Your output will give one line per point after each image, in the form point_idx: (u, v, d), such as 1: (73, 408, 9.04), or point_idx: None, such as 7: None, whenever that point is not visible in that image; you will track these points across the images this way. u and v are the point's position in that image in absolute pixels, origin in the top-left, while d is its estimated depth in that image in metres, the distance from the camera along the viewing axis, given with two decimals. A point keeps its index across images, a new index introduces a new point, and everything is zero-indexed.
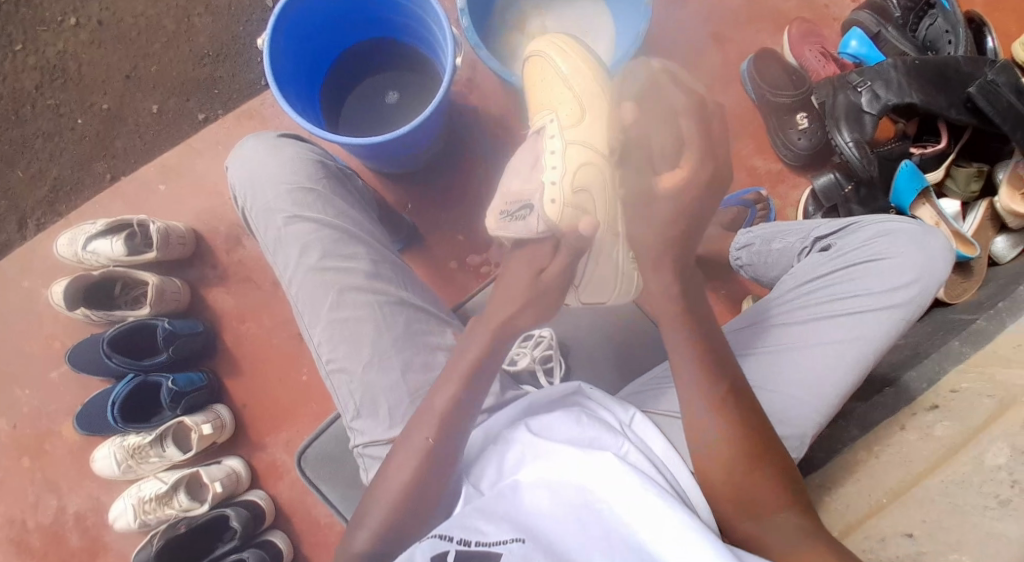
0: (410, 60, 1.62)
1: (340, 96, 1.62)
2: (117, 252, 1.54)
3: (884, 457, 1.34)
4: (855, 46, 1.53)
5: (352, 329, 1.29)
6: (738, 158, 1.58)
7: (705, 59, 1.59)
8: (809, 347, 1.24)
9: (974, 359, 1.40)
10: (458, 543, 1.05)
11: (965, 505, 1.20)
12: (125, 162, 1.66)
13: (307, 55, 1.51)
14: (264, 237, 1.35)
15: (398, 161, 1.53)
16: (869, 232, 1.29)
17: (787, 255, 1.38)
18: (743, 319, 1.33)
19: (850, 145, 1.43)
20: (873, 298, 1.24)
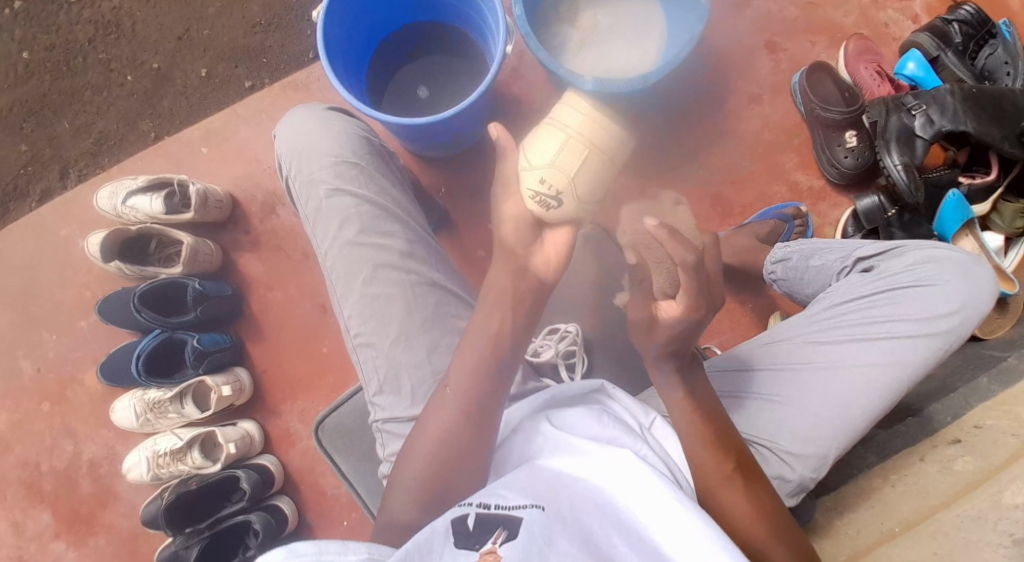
0: (458, 47, 1.62)
1: (384, 78, 1.62)
2: (155, 210, 1.55)
3: (900, 486, 1.32)
4: (912, 68, 1.51)
5: (382, 306, 1.30)
6: (780, 171, 1.56)
7: (757, 68, 1.57)
8: (841, 367, 1.22)
9: (1002, 397, 1.37)
10: (478, 507, 1.04)
11: (976, 540, 1.17)
12: (170, 123, 1.68)
13: (357, 30, 1.51)
14: (305, 207, 1.37)
15: (436, 142, 1.53)
16: (915, 257, 1.28)
17: (826, 274, 1.36)
18: (773, 335, 1.31)
19: (899, 168, 1.42)
20: (911, 325, 1.23)
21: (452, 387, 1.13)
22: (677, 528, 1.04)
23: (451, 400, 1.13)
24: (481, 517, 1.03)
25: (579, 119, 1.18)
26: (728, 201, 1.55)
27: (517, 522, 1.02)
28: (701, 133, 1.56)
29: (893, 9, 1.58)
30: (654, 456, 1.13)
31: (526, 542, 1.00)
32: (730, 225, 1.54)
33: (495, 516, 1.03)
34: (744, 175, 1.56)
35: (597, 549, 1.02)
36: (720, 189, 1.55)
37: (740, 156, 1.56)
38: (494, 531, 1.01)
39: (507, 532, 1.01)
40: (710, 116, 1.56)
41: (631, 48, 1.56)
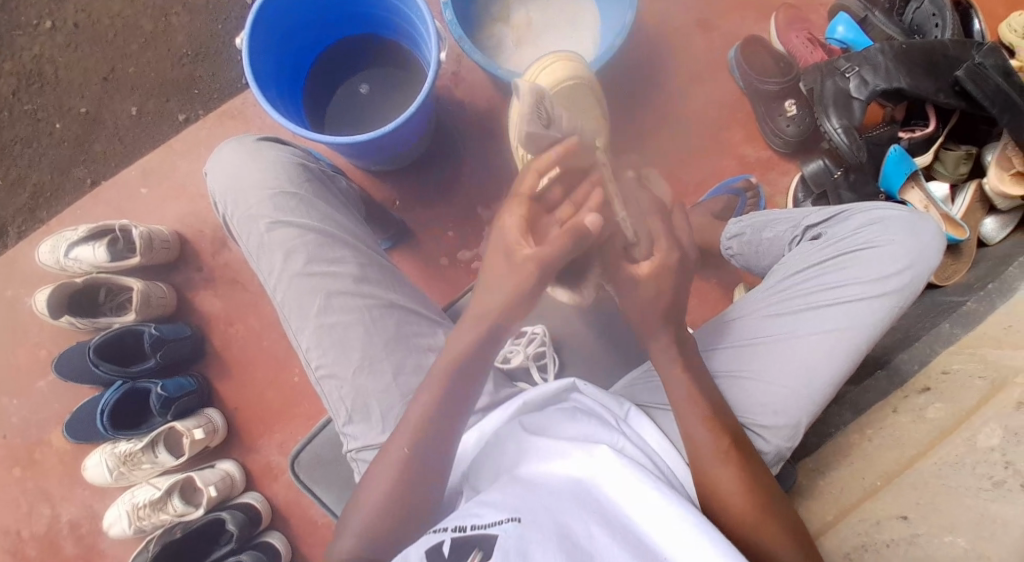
0: (391, 55, 1.59)
1: (321, 93, 1.59)
2: (99, 258, 1.53)
3: (877, 440, 1.35)
4: (842, 31, 1.51)
5: (336, 332, 1.29)
6: (728, 146, 1.56)
7: (693, 46, 1.57)
8: (801, 337, 1.23)
9: (965, 341, 1.40)
10: (454, 531, 1.06)
11: (957, 488, 1.20)
12: (105, 166, 1.63)
13: (283, 52, 1.47)
14: (247, 242, 1.35)
15: (384, 159, 1.53)
16: (861, 220, 1.29)
17: (778, 245, 1.37)
18: (738, 309, 1.31)
19: (839, 131, 1.42)
20: (865, 287, 1.24)
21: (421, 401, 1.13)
22: (652, 520, 1.07)
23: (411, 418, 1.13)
24: (457, 541, 1.05)
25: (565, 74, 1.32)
26: (680, 181, 1.55)
27: (493, 541, 1.03)
28: (644, 117, 1.56)
29: None
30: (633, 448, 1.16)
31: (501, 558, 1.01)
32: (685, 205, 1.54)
33: (470, 537, 1.05)
34: (694, 155, 1.56)
35: (575, 545, 1.03)
36: (672, 170, 1.56)
37: (687, 137, 1.56)
38: (470, 554, 1.03)
39: (482, 553, 1.02)
40: (653, 99, 1.57)
41: (566, 39, 1.55)
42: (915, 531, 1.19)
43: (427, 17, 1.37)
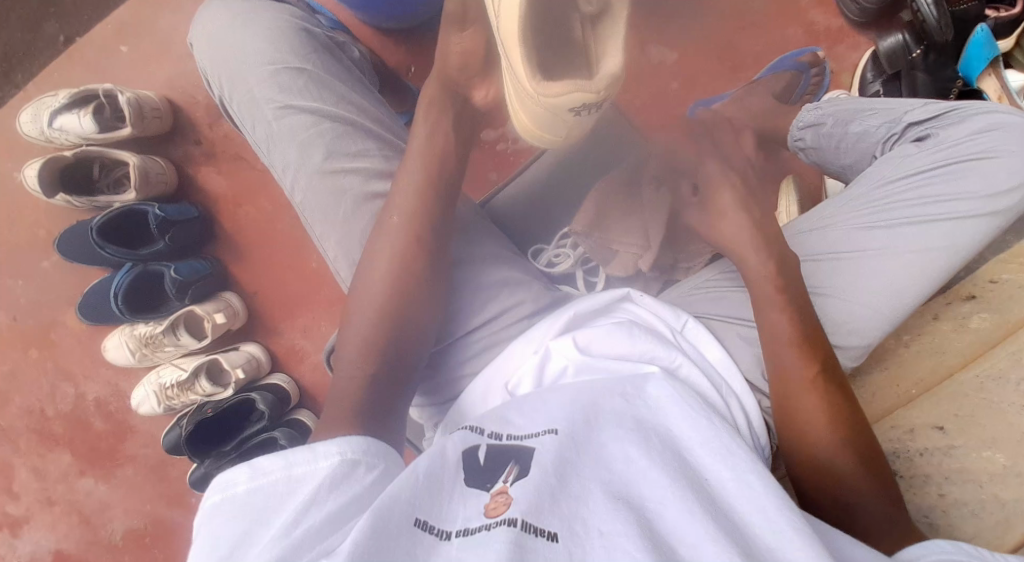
0: None
1: None
2: (87, 130, 1.38)
3: (915, 346, 1.31)
4: None
5: (352, 232, 1.19)
6: (795, 12, 1.41)
7: None
8: (890, 252, 1.14)
9: (1016, 250, 1.38)
10: (490, 437, 0.97)
11: (1002, 402, 1.21)
12: (78, 21, 1.45)
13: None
14: (255, 133, 1.23)
15: (400, 12, 1.35)
16: (978, 122, 1.15)
17: (867, 141, 1.24)
18: (823, 217, 1.20)
19: (928, 2, 1.28)
20: (971, 203, 1.13)
21: (401, 210, 1.15)
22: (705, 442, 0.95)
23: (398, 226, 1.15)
24: (492, 449, 0.96)
25: None
26: (737, 50, 1.41)
27: (529, 455, 0.94)
28: None
29: None
30: (692, 366, 1.10)
31: (539, 475, 0.91)
32: (740, 81, 1.41)
33: (507, 450, 0.96)
34: (756, 20, 1.41)
35: (614, 473, 0.92)
36: (723, 36, 1.41)
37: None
38: (505, 467, 0.94)
39: (518, 467, 0.93)
40: None
41: None
42: (952, 443, 1.19)
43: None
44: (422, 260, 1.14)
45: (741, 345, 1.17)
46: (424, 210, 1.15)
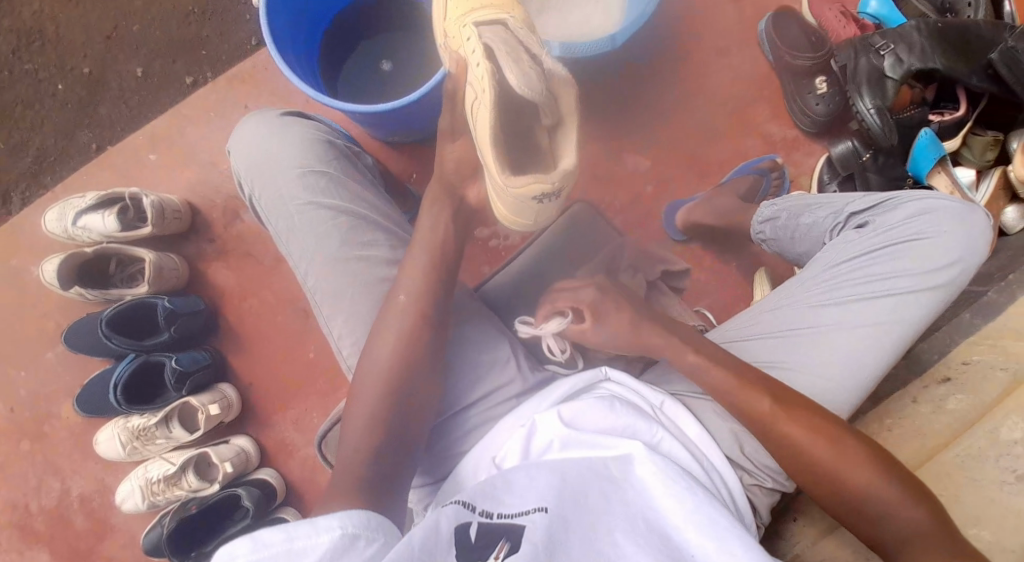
0: (404, 22, 1.53)
1: (334, 60, 1.53)
2: (109, 229, 1.47)
3: (896, 430, 1.35)
4: (875, 6, 1.52)
5: (360, 312, 1.25)
6: (749, 124, 1.55)
7: (722, 17, 1.55)
8: (846, 328, 1.21)
9: (984, 331, 1.38)
10: (480, 515, 1.02)
11: (981, 480, 1.25)
12: (111, 130, 1.61)
13: (302, 12, 1.43)
14: (277, 226, 1.29)
15: (402, 127, 1.48)
16: (912, 209, 1.26)
17: (817, 231, 1.33)
18: (779, 298, 1.26)
19: (871, 112, 1.41)
20: (915, 280, 1.22)
21: (407, 292, 1.17)
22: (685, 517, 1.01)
23: (402, 308, 1.16)
24: (484, 527, 1.01)
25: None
26: (702, 157, 1.54)
27: (520, 532, 0.99)
28: (663, 93, 1.55)
29: None
30: (672, 440, 1.13)
31: (530, 551, 0.97)
32: (706, 185, 1.53)
33: (497, 526, 1.01)
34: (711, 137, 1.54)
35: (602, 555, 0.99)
36: (689, 147, 1.54)
37: (706, 116, 1.54)
38: (496, 543, 0.99)
39: (509, 544, 0.98)
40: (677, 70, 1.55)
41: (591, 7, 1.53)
42: None
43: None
44: (427, 334, 1.16)
45: (715, 420, 1.19)
46: (431, 289, 1.18)
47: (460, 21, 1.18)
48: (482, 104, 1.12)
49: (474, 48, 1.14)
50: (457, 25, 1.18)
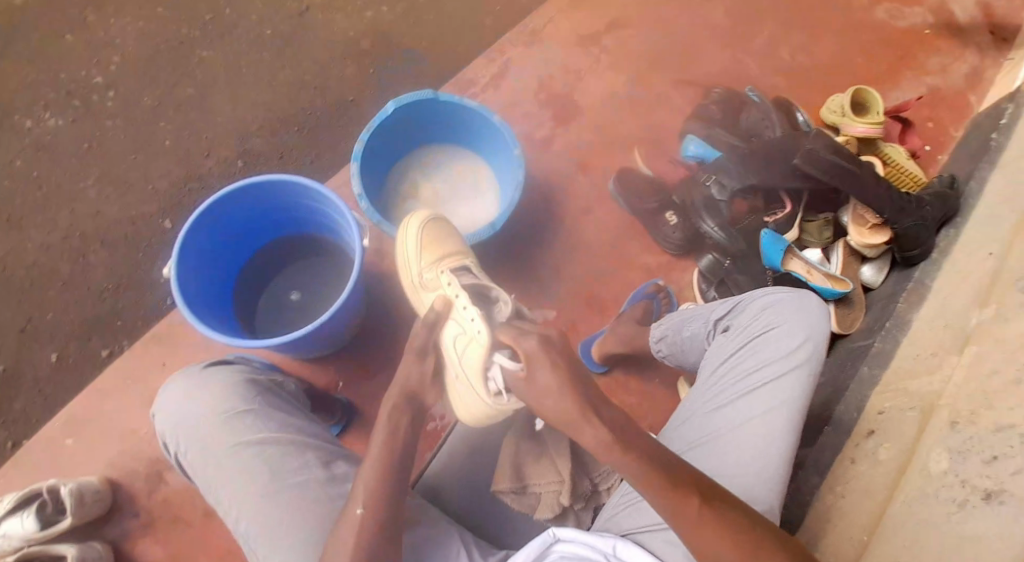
0: (308, 248, 1.71)
1: (250, 298, 1.67)
2: (28, 530, 1.46)
3: (847, 494, 1.40)
4: (694, 149, 1.69)
5: (302, 537, 1.23)
6: (632, 262, 1.71)
7: (576, 186, 1.74)
8: (740, 426, 1.28)
9: (886, 380, 1.50)
10: None
11: (930, 517, 1.26)
12: (25, 427, 1.65)
13: (212, 271, 1.56)
14: (205, 472, 1.30)
15: (323, 346, 1.59)
16: (756, 307, 1.37)
17: (698, 341, 1.44)
18: (686, 414, 1.36)
19: (716, 229, 1.61)
20: (779, 367, 1.30)
21: (364, 501, 1.18)
22: None
23: (349, 532, 1.16)
24: None
25: (427, 255, 1.44)
26: (602, 299, 1.68)
27: None
28: (548, 256, 1.69)
29: (660, 111, 1.80)
30: None
31: None
32: (611, 317, 1.67)
33: None
34: (602, 276, 1.70)
35: None
36: (586, 288, 1.68)
37: (591, 260, 1.70)
38: None
39: None
40: (554, 235, 1.71)
41: (471, 206, 1.77)
42: None
43: (336, 197, 1.48)
44: (383, 544, 1.17)
45: (670, 549, 1.21)
46: (384, 486, 1.19)
47: (433, 270, 1.43)
48: (476, 338, 1.27)
49: (457, 291, 1.36)
50: (431, 271, 1.43)
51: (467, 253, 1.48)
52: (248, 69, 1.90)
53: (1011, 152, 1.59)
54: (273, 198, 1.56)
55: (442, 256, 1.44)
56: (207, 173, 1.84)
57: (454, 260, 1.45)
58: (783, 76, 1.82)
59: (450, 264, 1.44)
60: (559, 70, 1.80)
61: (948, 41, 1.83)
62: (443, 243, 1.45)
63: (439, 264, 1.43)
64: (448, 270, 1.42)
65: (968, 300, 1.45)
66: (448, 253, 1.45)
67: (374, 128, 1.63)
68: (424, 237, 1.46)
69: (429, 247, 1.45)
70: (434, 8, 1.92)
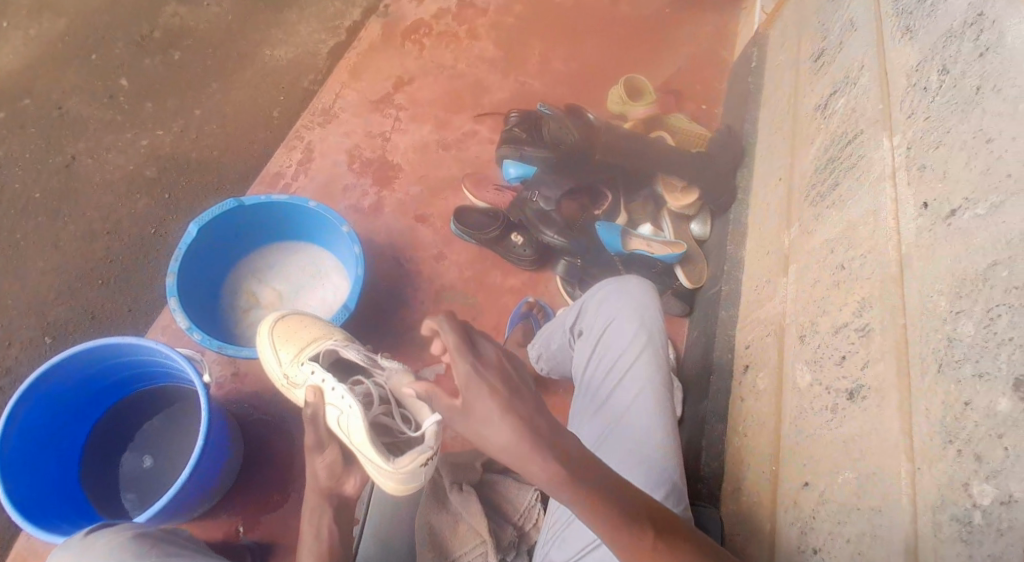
0: (150, 407, 1.61)
1: (103, 478, 1.55)
2: None
3: (748, 432, 1.41)
4: (514, 171, 1.81)
5: None
6: (496, 288, 1.80)
7: (422, 236, 1.83)
8: (620, 421, 1.30)
9: (744, 314, 1.57)
10: None
11: (813, 431, 1.26)
12: None
13: (45, 470, 1.45)
14: None
15: (206, 496, 1.51)
16: (594, 304, 1.40)
17: (565, 351, 1.47)
18: (577, 425, 1.37)
19: (557, 236, 1.72)
20: (629, 354, 1.32)
21: None
22: None
23: None
24: None
25: (288, 352, 1.41)
26: (480, 333, 1.75)
27: None
28: (418, 310, 1.76)
29: (475, 144, 1.93)
30: None
31: None
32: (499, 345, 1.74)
33: None
34: (478, 309, 1.77)
35: None
36: None
37: (460, 301, 1.78)
38: None
39: None
40: (418, 288, 1.78)
41: (310, 300, 1.76)
42: (821, 491, 1.22)
43: (173, 351, 1.44)
44: None
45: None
46: None
47: (297, 361, 1.38)
48: (355, 419, 1.25)
49: (322, 375, 1.32)
50: (295, 366, 1.38)
51: (325, 331, 1.44)
52: (28, 239, 1.80)
53: (766, 94, 1.80)
54: (85, 371, 1.48)
55: (302, 345, 1.40)
56: (15, 364, 1.70)
57: (311, 344, 1.40)
58: (564, 85, 2.02)
59: (308, 348, 1.39)
60: (364, 138, 1.91)
61: (681, 14, 2.13)
62: (299, 336, 1.42)
63: (299, 353, 1.39)
64: (310, 357, 1.38)
65: (777, 225, 1.55)
66: (305, 340, 1.42)
67: (183, 254, 1.61)
68: (285, 336, 1.43)
69: (286, 343, 1.42)
70: (213, 117, 1.95)
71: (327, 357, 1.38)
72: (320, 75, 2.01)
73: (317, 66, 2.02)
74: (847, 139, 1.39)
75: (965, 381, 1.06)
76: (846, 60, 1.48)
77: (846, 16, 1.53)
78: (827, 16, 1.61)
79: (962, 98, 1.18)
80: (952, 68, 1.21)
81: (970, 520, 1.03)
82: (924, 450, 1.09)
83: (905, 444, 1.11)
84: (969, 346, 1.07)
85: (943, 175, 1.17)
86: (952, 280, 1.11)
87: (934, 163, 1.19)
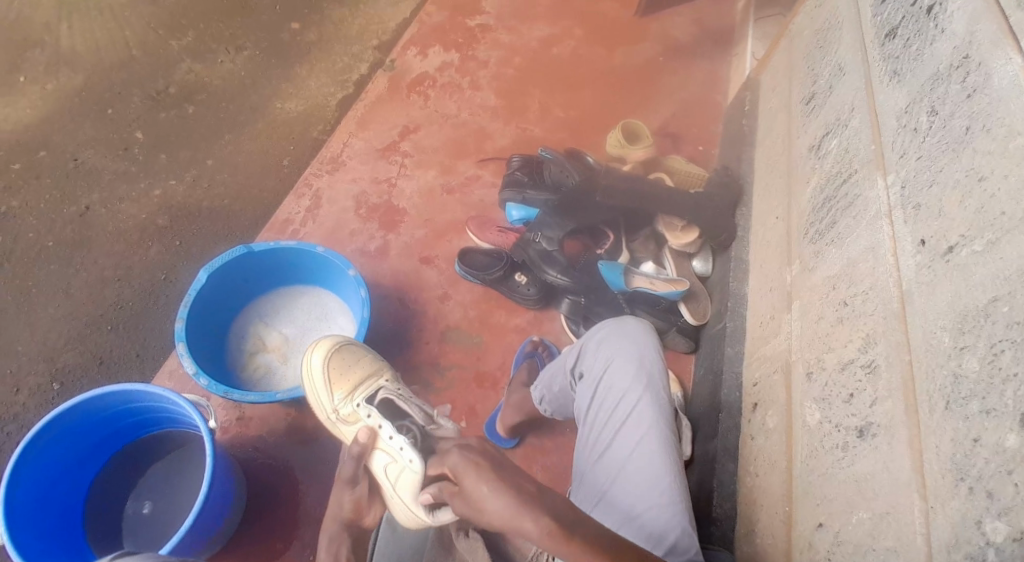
0: (154, 453, 1.62)
1: (106, 525, 1.55)
2: None
3: (759, 472, 1.43)
4: (516, 213, 1.85)
5: None
6: (501, 329, 1.82)
7: (427, 280, 1.85)
8: (625, 460, 1.31)
9: (750, 351, 1.59)
10: None
11: (825, 470, 1.28)
12: None
13: (49, 517, 1.45)
14: None
15: (211, 540, 1.52)
16: (592, 348, 1.42)
17: (566, 394, 1.48)
18: (581, 466, 1.38)
19: (559, 276, 1.75)
20: (630, 394, 1.34)
21: None
22: None
23: None
24: None
25: (338, 390, 1.44)
26: (487, 373, 1.77)
27: None
28: (425, 352, 1.78)
29: (478, 188, 1.97)
30: None
31: None
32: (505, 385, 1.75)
33: None
34: (483, 349, 1.79)
35: None
36: (475, 369, 1.77)
37: (466, 342, 1.79)
38: None
39: None
40: (424, 330, 1.80)
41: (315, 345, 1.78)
42: (835, 531, 1.23)
43: (180, 397, 1.46)
44: None
45: None
46: None
47: (348, 400, 1.42)
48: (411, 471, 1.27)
49: (381, 420, 1.36)
50: (347, 404, 1.42)
51: (376, 371, 1.48)
52: (40, 288, 1.82)
53: (760, 135, 1.85)
54: (92, 417, 1.49)
55: (353, 385, 1.44)
56: (26, 411, 1.70)
57: (366, 385, 1.44)
58: (564, 129, 2.06)
59: (367, 388, 1.43)
60: (371, 184, 1.95)
61: (674, 63, 2.20)
62: (349, 375, 1.45)
63: (352, 392, 1.43)
64: (363, 400, 1.41)
65: (778, 263, 1.57)
66: (359, 379, 1.45)
67: (193, 301, 1.63)
68: (330, 373, 1.46)
69: (337, 381, 1.45)
70: (224, 167, 1.99)
71: (380, 400, 1.42)
72: (327, 125, 2.06)
73: (325, 117, 2.07)
74: (843, 178, 1.43)
75: (973, 418, 1.08)
76: (837, 101, 1.52)
77: (834, 60, 1.58)
78: (815, 61, 1.66)
79: (953, 137, 1.21)
80: (941, 109, 1.25)
81: (983, 558, 1.04)
82: (935, 488, 1.11)
83: (917, 482, 1.13)
84: (974, 383, 1.09)
85: (939, 214, 1.20)
86: (953, 317, 1.13)
87: (929, 202, 1.22)
